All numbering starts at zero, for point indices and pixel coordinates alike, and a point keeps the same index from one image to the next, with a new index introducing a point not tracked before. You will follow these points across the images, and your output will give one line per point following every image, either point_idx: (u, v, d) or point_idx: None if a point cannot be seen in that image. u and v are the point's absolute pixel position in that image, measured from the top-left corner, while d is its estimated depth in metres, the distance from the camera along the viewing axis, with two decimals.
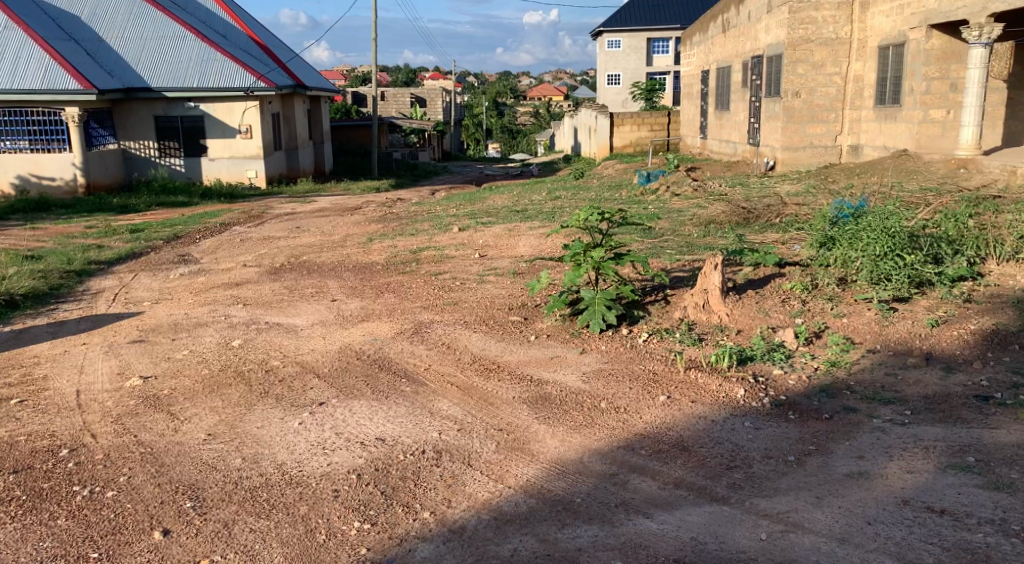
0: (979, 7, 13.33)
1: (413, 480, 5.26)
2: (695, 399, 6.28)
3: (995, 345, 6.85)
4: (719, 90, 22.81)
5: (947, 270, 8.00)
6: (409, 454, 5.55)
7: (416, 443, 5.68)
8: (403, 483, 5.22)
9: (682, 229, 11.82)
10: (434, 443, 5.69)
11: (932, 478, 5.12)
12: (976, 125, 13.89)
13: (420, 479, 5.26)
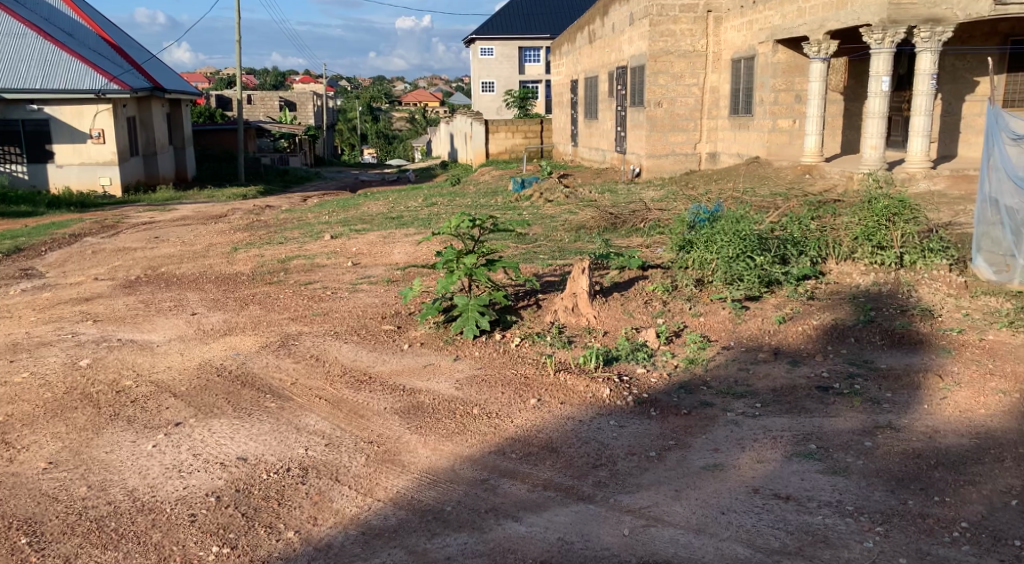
0: (817, 24, 14.21)
1: (277, 499, 5.17)
2: (564, 401, 6.43)
3: (834, 339, 7.33)
4: (588, 99, 23.35)
5: (792, 270, 8.50)
6: (273, 473, 5.46)
7: (280, 461, 5.59)
8: (265, 503, 5.13)
9: (555, 235, 12.04)
10: (300, 460, 5.61)
11: (779, 467, 5.44)
12: (818, 134, 14.80)
13: (284, 498, 5.18)
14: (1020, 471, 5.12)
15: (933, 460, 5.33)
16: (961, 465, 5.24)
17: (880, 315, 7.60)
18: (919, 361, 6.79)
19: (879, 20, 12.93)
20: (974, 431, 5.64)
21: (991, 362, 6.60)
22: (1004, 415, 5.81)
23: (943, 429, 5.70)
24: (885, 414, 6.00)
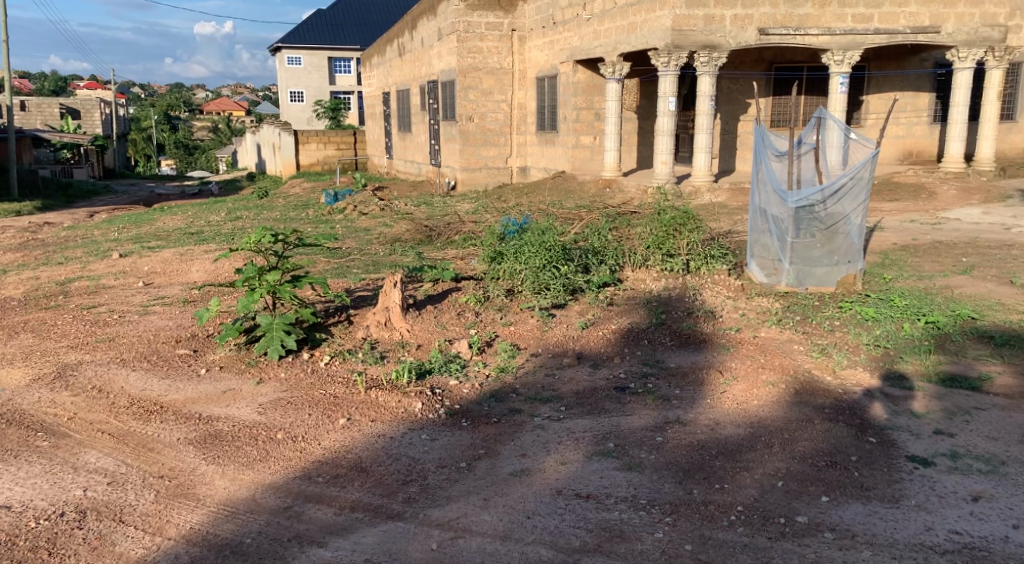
0: (611, 47, 15.05)
1: (48, 549, 4.89)
2: (374, 418, 6.43)
3: (631, 341, 7.77)
4: (400, 112, 23.40)
5: (594, 277, 8.92)
6: (45, 519, 5.14)
7: (52, 507, 5.26)
8: (33, 554, 4.84)
9: (368, 248, 12.00)
10: (77, 503, 5.32)
11: (581, 467, 5.70)
12: (616, 148, 15.61)
13: (57, 547, 4.91)
14: (786, 454, 5.66)
15: (713, 451, 5.78)
16: (738, 453, 5.72)
17: (669, 318, 8.15)
18: (704, 358, 7.34)
19: (664, 45, 13.96)
20: (749, 421, 6.17)
21: (763, 357, 7.25)
22: (773, 405, 6.40)
23: (724, 421, 6.20)
24: (675, 409, 6.45)
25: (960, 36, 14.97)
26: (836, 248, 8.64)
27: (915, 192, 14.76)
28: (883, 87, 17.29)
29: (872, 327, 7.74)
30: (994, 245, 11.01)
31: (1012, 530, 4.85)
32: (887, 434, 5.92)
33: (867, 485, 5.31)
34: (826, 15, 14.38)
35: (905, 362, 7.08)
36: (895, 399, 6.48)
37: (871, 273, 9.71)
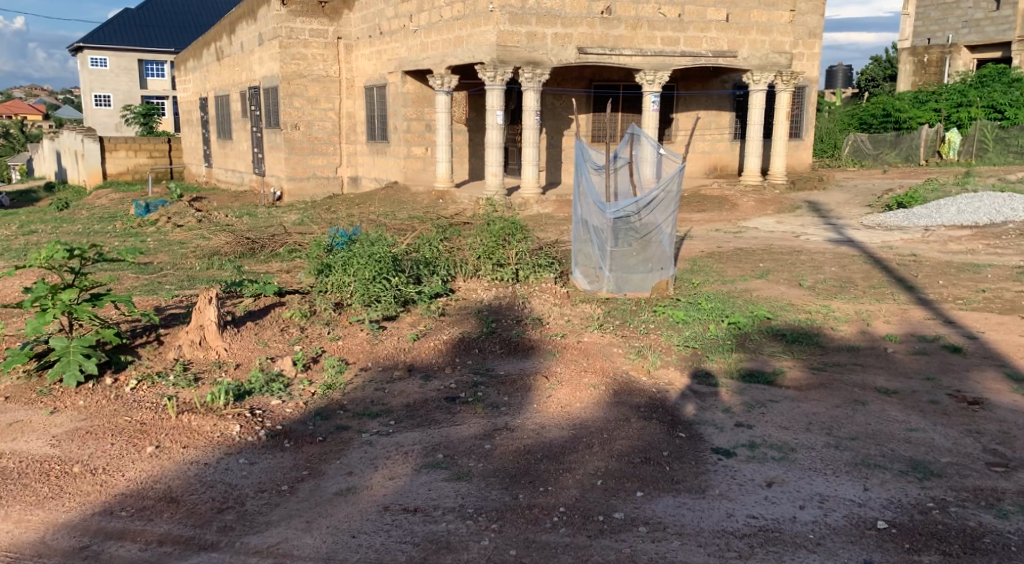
0: (439, 59, 15.18)
1: None
2: (187, 444, 6.16)
3: (461, 351, 7.86)
4: (220, 119, 22.62)
5: (425, 288, 8.94)
6: None
7: None
8: None
9: (183, 263, 11.49)
10: None
11: (409, 481, 5.68)
12: (448, 160, 15.75)
13: None
14: (605, 454, 5.91)
15: (539, 454, 5.95)
16: (561, 455, 5.92)
17: (499, 326, 8.32)
18: (531, 365, 7.53)
19: (489, 59, 14.23)
20: (570, 423, 6.40)
21: (586, 361, 7.54)
22: (595, 406, 6.68)
23: (549, 425, 6.39)
24: (502, 416, 6.57)
25: (754, 61, 16.60)
26: (650, 255, 9.18)
27: (720, 203, 15.77)
28: (689, 105, 18.39)
29: (683, 328, 8.32)
30: (787, 250, 12.00)
31: (800, 510, 5.28)
32: (694, 428, 6.33)
33: (677, 478, 5.63)
34: (638, 37, 15.42)
35: (711, 360, 7.64)
36: (703, 395, 6.93)
37: (683, 278, 10.32)
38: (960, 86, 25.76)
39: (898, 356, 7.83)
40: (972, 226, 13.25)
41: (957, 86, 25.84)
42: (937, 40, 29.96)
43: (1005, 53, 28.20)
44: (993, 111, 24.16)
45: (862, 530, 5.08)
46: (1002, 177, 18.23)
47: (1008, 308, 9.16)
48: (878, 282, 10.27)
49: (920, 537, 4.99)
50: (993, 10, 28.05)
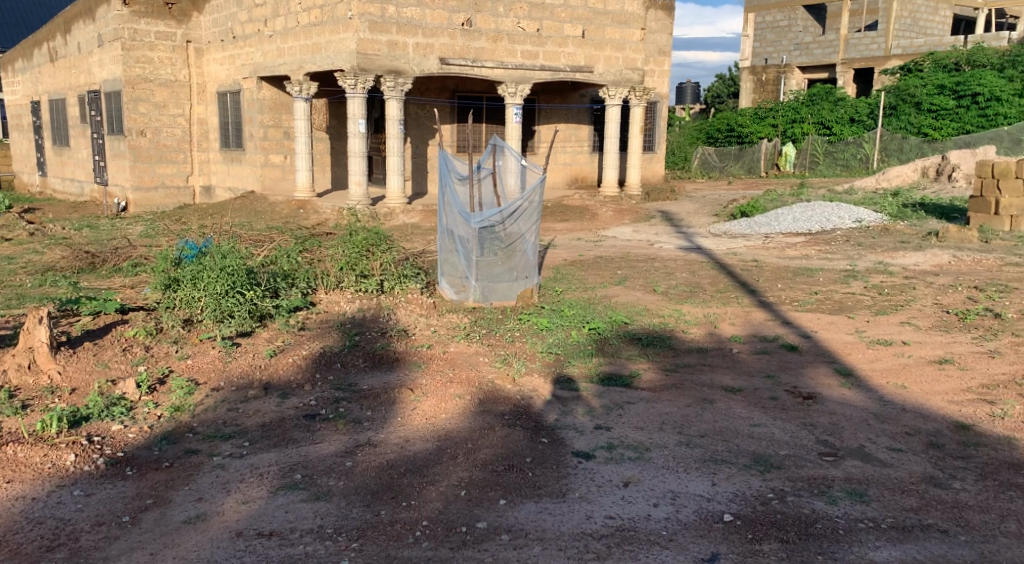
0: (297, 65, 14.86)
1: None
2: (12, 479, 5.73)
3: (321, 365, 7.65)
4: (55, 124, 21.32)
5: (283, 302, 8.66)
6: None
7: None
8: None
9: (12, 280, 10.72)
10: None
11: (264, 504, 5.47)
12: (308, 169, 15.44)
13: None
14: (468, 464, 5.89)
15: (402, 468, 5.86)
16: (425, 468, 5.86)
17: (363, 339, 8.17)
18: (394, 378, 7.41)
19: (349, 67, 14.03)
20: (435, 435, 6.35)
21: (451, 371, 7.50)
22: (460, 417, 6.64)
23: (412, 438, 6.32)
24: (364, 432, 6.44)
25: (610, 77, 17.20)
26: (515, 264, 9.25)
27: (581, 213, 16.10)
28: (550, 118, 18.65)
29: (546, 335, 8.44)
30: (642, 257, 12.39)
31: (654, 508, 5.43)
32: (556, 433, 6.41)
33: (539, 483, 5.68)
34: (499, 49, 15.60)
35: (573, 366, 7.77)
36: (564, 400, 7.04)
37: (546, 286, 10.45)
38: (794, 103, 27.37)
39: (742, 356, 8.21)
40: (806, 233, 14.08)
41: (791, 103, 27.25)
42: (773, 61, 31.72)
43: (831, 74, 30.11)
44: (823, 128, 26.06)
45: (710, 524, 5.26)
46: (832, 187, 19.47)
47: (838, 308, 9.76)
48: (724, 287, 10.74)
49: (762, 527, 5.21)
50: (820, 35, 30.76)
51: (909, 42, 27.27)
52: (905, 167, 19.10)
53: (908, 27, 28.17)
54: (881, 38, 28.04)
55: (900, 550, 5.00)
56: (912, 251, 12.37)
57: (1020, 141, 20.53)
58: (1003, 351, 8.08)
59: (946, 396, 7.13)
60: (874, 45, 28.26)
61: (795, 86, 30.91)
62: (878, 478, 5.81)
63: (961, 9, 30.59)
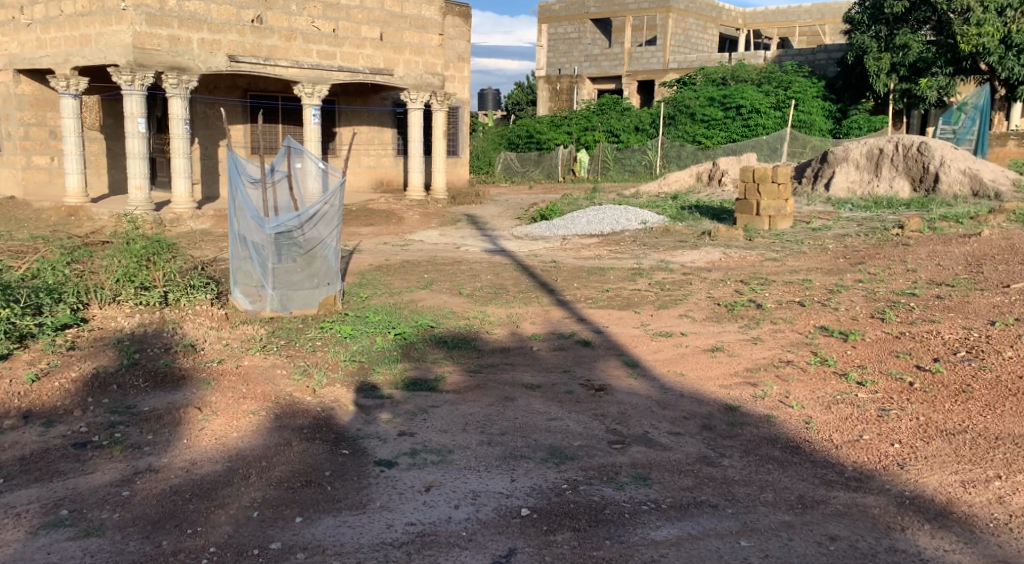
0: (63, 58, 13.78)
1: None
2: None
3: (94, 389, 7.03)
4: None
5: (48, 319, 7.92)
6: None
7: None
8: None
9: None
10: None
11: (22, 547, 4.94)
12: (80, 172, 14.32)
13: None
14: (261, 483, 5.61)
15: (186, 494, 5.49)
16: (212, 491, 5.52)
17: (143, 357, 7.61)
18: (179, 397, 6.94)
19: (126, 62, 13.12)
20: (225, 455, 6.00)
21: (244, 387, 7.11)
22: (252, 434, 6.32)
23: (199, 460, 5.94)
24: (144, 457, 5.98)
25: (410, 80, 17.21)
26: (315, 270, 8.97)
27: (387, 217, 15.91)
28: (351, 120, 18.30)
29: (349, 342, 8.23)
30: (448, 261, 12.38)
31: (455, 509, 5.39)
32: (358, 443, 6.25)
33: (338, 497, 5.49)
34: (293, 48, 15.15)
35: (376, 372, 7.62)
36: (366, 409, 6.88)
37: (350, 292, 10.22)
38: (586, 112, 28.57)
39: (542, 353, 8.38)
40: (598, 235, 14.64)
41: (583, 113, 28.53)
42: (566, 71, 32.58)
43: (618, 85, 31.51)
44: (612, 136, 27.30)
45: (508, 520, 5.28)
46: (621, 191, 20.38)
47: (626, 303, 10.19)
48: (525, 287, 10.94)
49: (556, 518, 5.29)
50: (607, 48, 32.02)
51: (684, 57, 29.33)
52: (683, 172, 20.34)
53: (681, 44, 30.53)
54: (660, 53, 29.94)
55: (678, 527, 5.22)
56: (689, 250, 13.14)
57: (777, 149, 22.33)
58: (765, 337, 8.72)
59: (718, 381, 7.58)
60: (653, 59, 30.10)
61: (587, 96, 32.12)
62: (661, 461, 6.08)
63: (725, 29, 33.60)
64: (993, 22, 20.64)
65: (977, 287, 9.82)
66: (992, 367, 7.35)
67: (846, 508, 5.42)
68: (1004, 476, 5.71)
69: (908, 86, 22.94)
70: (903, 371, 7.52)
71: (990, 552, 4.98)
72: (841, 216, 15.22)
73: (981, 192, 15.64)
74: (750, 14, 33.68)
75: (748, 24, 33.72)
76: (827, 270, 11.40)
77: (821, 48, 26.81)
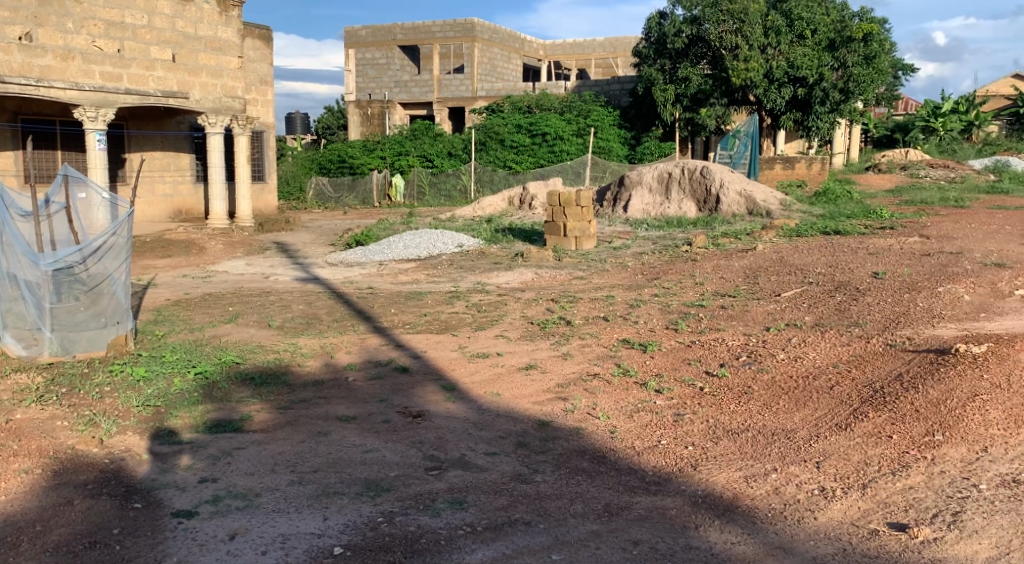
0: None
1: None
2: None
3: None
4: None
5: None
6: None
7: None
8: None
9: None
10: None
11: None
12: None
13: None
14: (37, 550, 5.04)
15: None
16: None
17: None
18: None
19: None
20: None
21: (16, 443, 6.40)
22: (26, 496, 5.68)
23: None
24: None
25: (207, 104, 16.67)
26: (102, 309, 8.28)
27: (186, 247, 15.05)
28: (143, 145, 17.15)
29: (143, 386, 7.61)
30: (255, 292, 11.83)
31: (261, 556, 5.04)
32: (153, 495, 5.75)
33: (129, 556, 5.01)
34: (71, 69, 14.28)
35: (175, 417, 7.08)
36: (163, 457, 6.35)
37: (144, 331, 9.51)
38: (398, 136, 28.44)
39: (357, 383, 8.10)
40: (416, 259, 14.50)
41: (396, 137, 28.38)
42: (376, 96, 32.10)
43: (429, 112, 31.68)
44: (426, 161, 27.32)
45: (319, 561, 4.99)
46: (435, 216, 20.36)
47: (444, 327, 10.08)
48: (339, 316, 10.61)
49: (369, 553, 5.06)
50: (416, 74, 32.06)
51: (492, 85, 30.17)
52: (495, 197, 20.63)
53: (488, 72, 31.18)
54: (468, 80, 30.52)
55: (493, 548, 5.13)
56: (503, 271, 13.27)
57: (581, 173, 23.25)
58: (574, 352, 8.86)
59: (532, 398, 7.60)
60: (462, 86, 30.62)
61: (398, 121, 31.95)
62: (476, 483, 5.98)
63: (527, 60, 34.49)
64: (757, 58, 23.06)
65: (755, 296, 10.49)
66: (769, 368, 7.80)
67: (647, 512, 5.52)
68: (780, 467, 6.02)
69: (691, 115, 25.11)
70: (694, 378, 7.83)
71: (773, 540, 5.20)
72: (637, 236, 15.89)
73: (754, 210, 16.69)
74: (551, 46, 34.82)
75: (548, 56, 35.03)
76: (628, 286, 11.83)
77: (616, 79, 28.70)
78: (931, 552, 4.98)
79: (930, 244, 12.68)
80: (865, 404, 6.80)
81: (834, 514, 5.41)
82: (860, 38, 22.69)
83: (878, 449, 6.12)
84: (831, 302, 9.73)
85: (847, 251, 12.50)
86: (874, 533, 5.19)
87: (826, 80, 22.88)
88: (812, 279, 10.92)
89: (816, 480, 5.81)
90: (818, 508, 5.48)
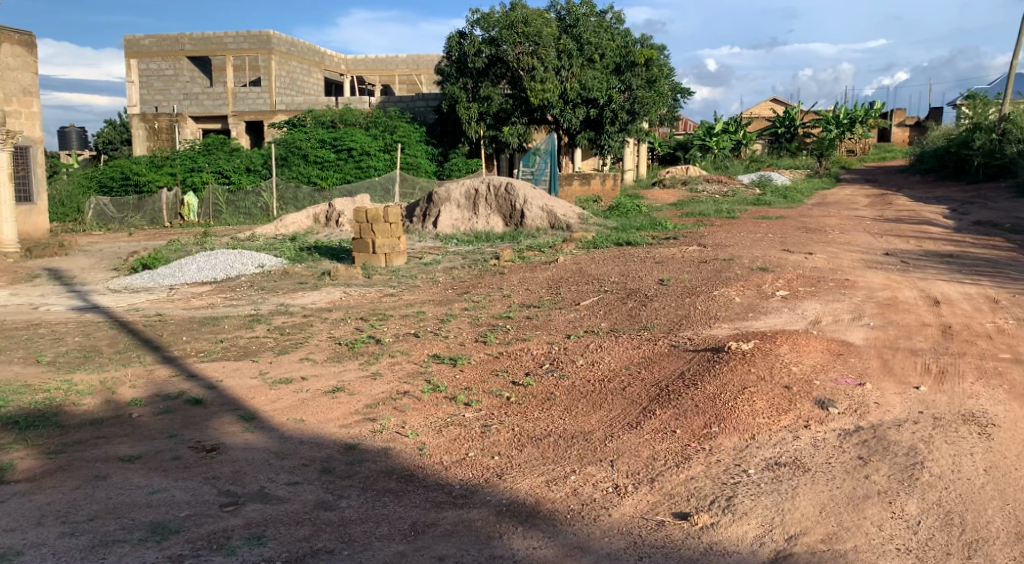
0: None
1: None
2: None
3: None
4: None
5: None
6: None
7: None
8: None
9: None
10: None
11: None
12: None
13: None
14: None
15: None
16: None
17: None
18: None
19: None
20: None
21: None
22: None
23: None
24: None
25: None
26: None
27: None
28: None
29: None
30: (21, 325, 10.73)
31: None
32: None
33: None
34: None
35: None
36: None
37: None
38: (190, 152, 26.88)
39: (142, 420, 7.46)
40: (212, 282, 13.69)
41: (187, 153, 26.81)
42: (164, 110, 30.25)
43: (224, 126, 30.46)
44: (221, 177, 26.09)
45: None
46: (234, 235, 19.45)
47: (242, 353, 9.55)
48: (122, 347, 9.80)
49: None
50: (208, 86, 30.63)
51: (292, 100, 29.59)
52: (298, 214, 19.92)
53: (287, 86, 30.43)
54: (266, 94, 29.62)
55: None
56: (308, 291, 12.81)
57: (390, 190, 23.00)
58: (383, 371, 8.62)
59: (338, 422, 7.30)
60: (260, 100, 29.66)
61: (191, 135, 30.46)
62: (275, 516, 5.62)
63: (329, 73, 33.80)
64: (553, 79, 23.82)
65: (557, 306, 10.66)
66: (570, 374, 7.91)
67: (453, 527, 5.40)
68: (578, 469, 6.07)
69: (495, 134, 25.38)
70: (501, 388, 7.80)
71: (570, 541, 5.22)
72: (447, 251, 15.84)
73: (556, 225, 17.30)
74: (352, 60, 34.70)
75: (351, 70, 34.65)
76: (437, 301, 11.72)
77: (419, 96, 28.83)
78: (711, 536, 5.17)
79: (708, 251, 13.43)
80: (654, 403, 7.03)
81: (626, 509, 5.51)
82: (642, 62, 24.52)
83: (664, 444, 6.32)
84: (623, 308, 10.06)
85: (635, 261, 13.01)
86: (660, 524, 5.33)
87: (614, 101, 24.34)
88: (607, 288, 11.26)
89: (610, 479, 5.91)
90: (612, 504, 5.58)
